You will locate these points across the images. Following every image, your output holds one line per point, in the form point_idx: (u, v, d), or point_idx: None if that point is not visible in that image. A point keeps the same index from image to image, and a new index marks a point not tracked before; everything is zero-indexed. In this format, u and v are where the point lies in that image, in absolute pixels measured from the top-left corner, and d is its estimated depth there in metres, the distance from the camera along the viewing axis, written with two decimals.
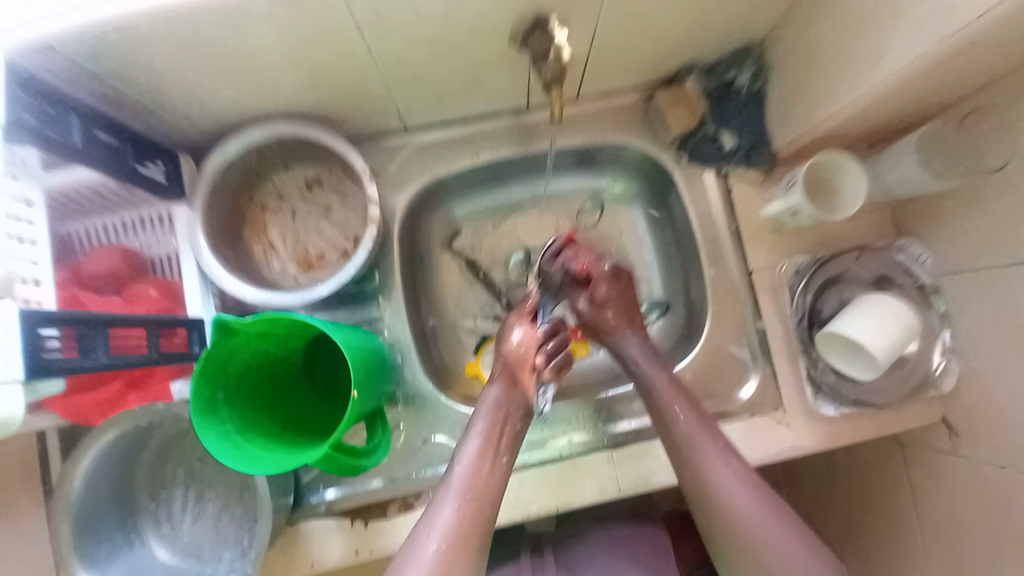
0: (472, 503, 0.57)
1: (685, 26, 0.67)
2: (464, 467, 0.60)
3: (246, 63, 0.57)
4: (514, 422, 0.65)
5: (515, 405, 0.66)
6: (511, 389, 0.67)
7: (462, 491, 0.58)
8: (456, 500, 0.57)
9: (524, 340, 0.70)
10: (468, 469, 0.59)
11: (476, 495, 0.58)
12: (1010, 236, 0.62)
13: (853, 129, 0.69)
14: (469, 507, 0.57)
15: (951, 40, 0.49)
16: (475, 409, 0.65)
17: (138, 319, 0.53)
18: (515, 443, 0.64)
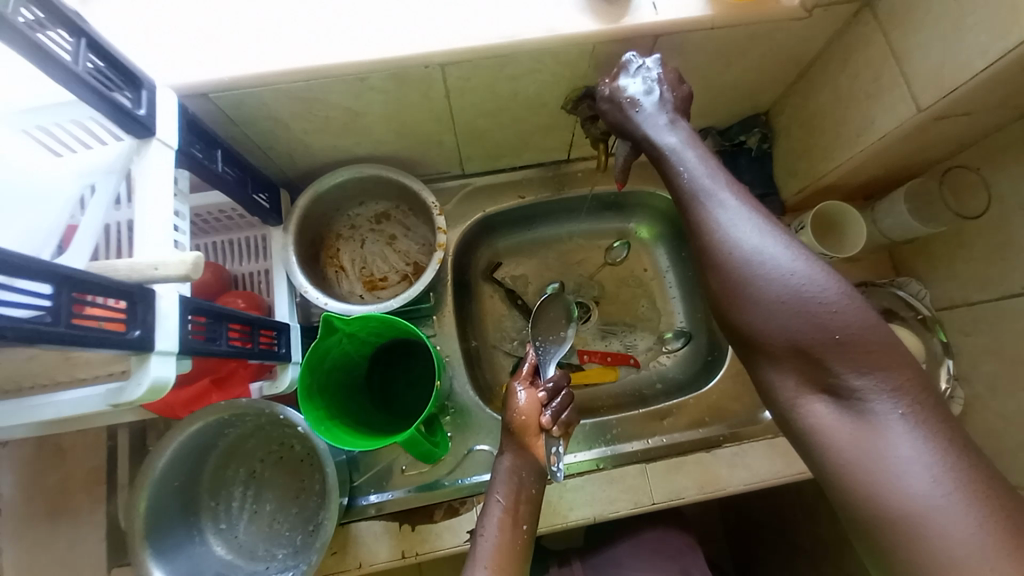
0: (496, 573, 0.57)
1: (705, 97, 0.81)
2: (487, 539, 0.60)
3: (350, 116, 0.70)
4: (528, 488, 0.66)
5: (529, 469, 0.67)
6: (522, 454, 0.68)
7: (486, 562, 0.58)
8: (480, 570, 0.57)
9: (530, 402, 0.71)
10: (492, 541, 0.60)
11: (501, 566, 0.58)
12: (996, 273, 0.71)
13: (851, 183, 0.81)
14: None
15: (926, 112, 0.61)
16: (492, 479, 0.67)
17: (247, 318, 0.61)
18: (534, 506, 0.65)
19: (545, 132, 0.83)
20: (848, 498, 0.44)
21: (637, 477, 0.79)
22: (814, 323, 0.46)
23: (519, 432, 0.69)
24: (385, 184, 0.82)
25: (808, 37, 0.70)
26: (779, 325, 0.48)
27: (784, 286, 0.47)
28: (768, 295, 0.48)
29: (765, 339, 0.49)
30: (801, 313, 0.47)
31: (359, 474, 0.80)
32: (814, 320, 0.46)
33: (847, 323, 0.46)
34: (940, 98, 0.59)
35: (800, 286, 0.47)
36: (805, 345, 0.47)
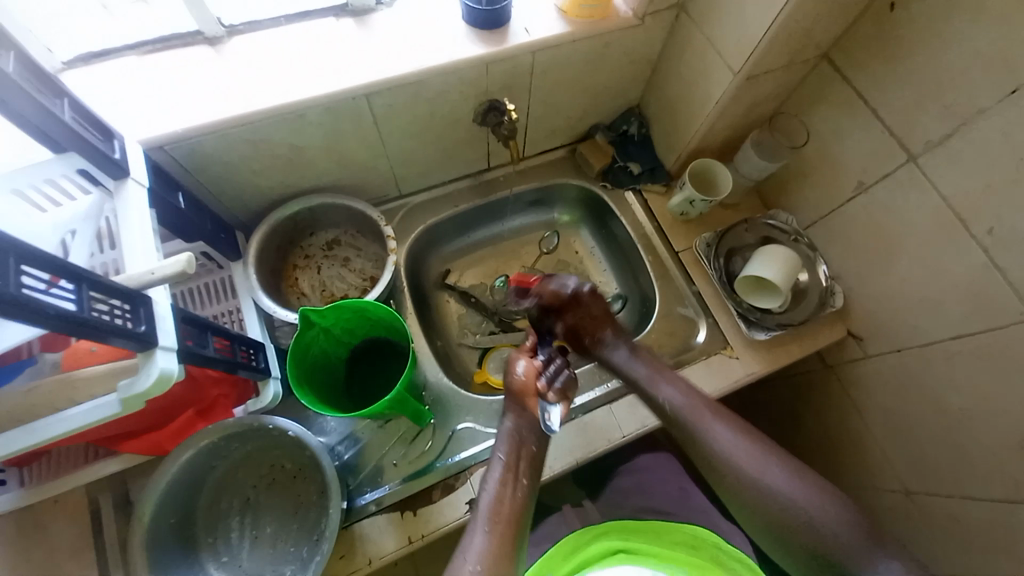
0: (499, 523, 0.67)
1: (586, 99, 1.00)
2: (492, 495, 0.71)
3: (293, 154, 0.80)
4: (527, 444, 0.78)
5: (527, 427, 0.79)
6: (523, 414, 0.81)
7: (489, 514, 0.68)
8: (486, 522, 0.67)
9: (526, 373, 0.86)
10: (493, 493, 0.71)
11: (499, 512, 0.69)
12: (834, 186, 0.92)
13: (713, 144, 1.01)
14: (499, 525, 0.67)
15: (741, 75, 0.82)
16: (497, 440, 0.79)
17: (229, 331, 0.68)
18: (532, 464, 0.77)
19: (464, 146, 0.97)
20: None
21: (605, 418, 0.89)
22: (806, 509, 0.63)
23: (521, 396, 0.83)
24: (332, 212, 0.92)
25: (649, 39, 0.91)
26: (756, 473, 0.67)
27: (768, 467, 0.67)
28: (716, 424, 0.73)
29: (735, 460, 0.69)
30: (788, 491, 0.64)
31: (354, 477, 0.84)
32: (767, 461, 0.67)
33: None
34: (746, 62, 0.79)
35: (757, 462, 0.67)
36: (785, 516, 0.64)
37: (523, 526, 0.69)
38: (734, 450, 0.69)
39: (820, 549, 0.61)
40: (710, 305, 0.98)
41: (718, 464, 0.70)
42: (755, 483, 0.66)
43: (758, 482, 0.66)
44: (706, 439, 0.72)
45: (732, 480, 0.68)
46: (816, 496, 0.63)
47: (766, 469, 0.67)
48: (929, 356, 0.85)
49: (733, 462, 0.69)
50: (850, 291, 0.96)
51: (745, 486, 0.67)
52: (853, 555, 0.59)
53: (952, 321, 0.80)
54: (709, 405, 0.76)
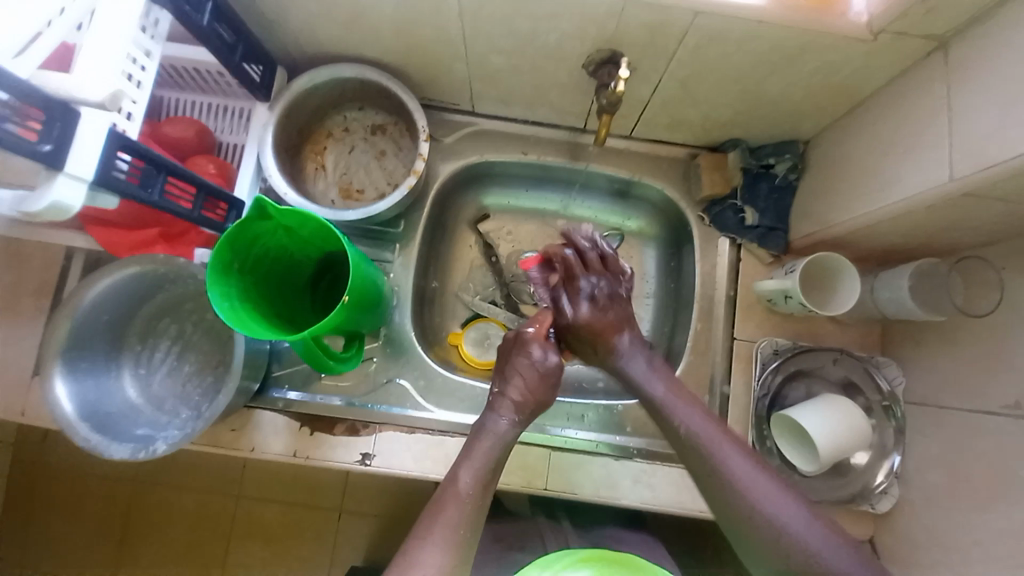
0: (461, 531, 0.56)
1: (739, 105, 0.74)
2: (462, 487, 0.59)
3: (360, 12, 0.67)
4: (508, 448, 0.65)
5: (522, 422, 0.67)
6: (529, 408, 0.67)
7: (444, 511, 0.56)
8: (446, 525, 0.55)
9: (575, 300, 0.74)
10: (459, 486, 0.59)
11: (460, 521, 0.56)
12: (979, 384, 0.65)
13: (863, 243, 0.74)
14: (461, 534, 0.55)
15: (957, 185, 0.54)
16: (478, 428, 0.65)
17: (193, 179, 0.62)
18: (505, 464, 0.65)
19: (563, 91, 0.78)
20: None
21: (539, 460, 0.78)
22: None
23: (514, 400, 0.66)
24: (386, 95, 0.80)
25: (865, 69, 0.63)
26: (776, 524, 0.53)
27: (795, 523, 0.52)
28: (737, 459, 0.58)
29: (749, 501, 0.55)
30: (816, 549, 0.50)
31: (279, 366, 0.81)
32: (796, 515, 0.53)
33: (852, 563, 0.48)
34: (976, 171, 0.52)
35: (786, 515, 0.54)
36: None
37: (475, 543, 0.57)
38: (759, 495, 0.55)
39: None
40: (731, 418, 0.79)
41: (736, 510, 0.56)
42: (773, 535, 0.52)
43: (777, 535, 0.52)
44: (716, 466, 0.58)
45: (732, 517, 0.56)
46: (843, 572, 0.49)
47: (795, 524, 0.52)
48: None
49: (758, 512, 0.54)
50: (904, 503, 0.73)
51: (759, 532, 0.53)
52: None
53: None
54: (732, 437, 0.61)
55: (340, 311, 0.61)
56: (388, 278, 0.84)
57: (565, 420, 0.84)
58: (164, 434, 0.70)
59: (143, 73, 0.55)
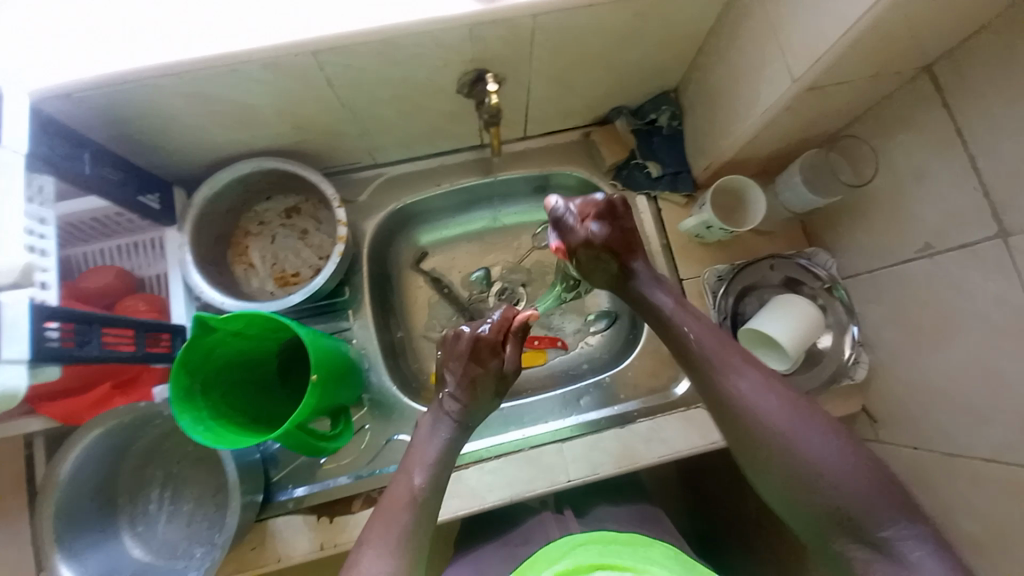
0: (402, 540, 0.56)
1: (606, 80, 0.81)
2: (415, 491, 0.60)
3: (238, 112, 0.69)
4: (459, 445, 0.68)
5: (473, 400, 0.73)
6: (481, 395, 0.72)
7: (392, 525, 0.57)
8: (389, 534, 0.56)
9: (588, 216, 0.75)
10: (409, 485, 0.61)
11: (404, 525, 0.57)
12: (891, 240, 0.73)
13: (753, 159, 0.82)
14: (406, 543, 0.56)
15: (802, 83, 0.61)
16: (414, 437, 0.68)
17: (127, 321, 0.62)
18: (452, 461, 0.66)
19: (450, 119, 0.82)
20: (842, 509, 0.50)
21: (554, 456, 0.80)
22: (835, 484, 0.51)
23: (462, 404, 0.70)
24: (288, 178, 0.82)
25: (697, 13, 0.70)
26: (784, 441, 0.54)
27: (804, 440, 0.53)
28: (747, 375, 0.59)
29: (766, 426, 0.55)
30: (812, 450, 0.53)
31: (277, 470, 0.80)
32: (798, 431, 0.54)
33: (852, 477, 0.50)
34: (812, 68, 0.59)
35: (793, 423, 0.55)
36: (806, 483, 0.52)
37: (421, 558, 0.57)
38: (765, 415, 0.56)
39: (834, 520, 0.50)
40: None
41: (751, 433, 0.56)
42: (779, 449, 0.54)
43: (779, 437, 0.54)
44: (726, 394, 0.59)
45: (748, 435, 0.57)
46: (844, 484, 0.50)
47: (800, 436, 0.53)
48: (949, 468, 0.70)
49: (772, 429, 0.55)
50: (876, 365, 0.79)
51: (763, 447, 0.55)
52: (875, 517, 0.48)
53: (988, 439, 0.64)
54: (741, 354, 0.61)
55: (314, 393, 0.62)
56: (353, 344, 0.86)
57: (564, 410, 0.87)
58: None
59: (44, 240, 0.56)
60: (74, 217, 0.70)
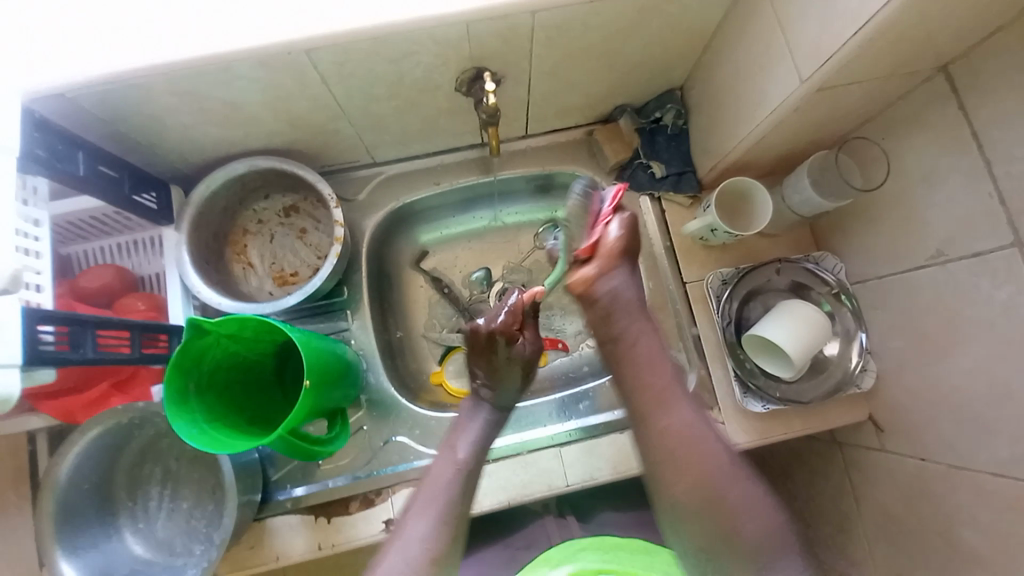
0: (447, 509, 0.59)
1: (608, 79, 0.79)
2: (458, 464, 0.63)
3: (233, 110, 0.69)
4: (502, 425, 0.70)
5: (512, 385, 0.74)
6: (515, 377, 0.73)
7: (437, 496, 0.59)
8: (433, 506, 0.58)
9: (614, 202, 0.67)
10: (451, 465, 0.63)
11: (450, 497, 0.60)
12: (901, 246, 0.71)
13: (759, 160, 0.80)
14: (450, 511, 0.59)
15: (811, 84, 0.59)
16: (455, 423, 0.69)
17: (123, 323, 0.61)
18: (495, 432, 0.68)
19: (449, 117, 0.81)
20: (761, 550, 0.53)
21: (551, 461, 0.80)
22: (759, 524, 0.54)
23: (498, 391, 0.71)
24: (286, 177, 0.82)
25: (703, 7, 0.68)
26: (717, 483, 0.55)
27: (739, 485, 0.55)
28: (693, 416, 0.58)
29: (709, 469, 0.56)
30: (739, 499, 0.54)
31: (275, 470, 0.80)
32: (735, 474, 0.56)
33: (766, 521, 0.54)
34: (821, 67, 0.57)
35: (722, 471, 0.56)
36: (732, 525, 0.54)
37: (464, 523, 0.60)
38: (702, 459, 0.56)
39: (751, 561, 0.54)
40: (708, 354, 0.84)
41: (679, 482, 0.56)
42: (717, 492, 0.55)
43: (712, 485, 0.55)
44: (670, 433, 0.57)
45: (676, 479, 0.56)
46: (761, 530, 0.54)
47: (734, 484, 0.55)
48: (955, 482, 0.68)
49: (707, 476, 0.55)
50: (882, 374, 0.77)
51: (696, 493, 0.55)
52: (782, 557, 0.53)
53: (996, 453, 0.62)
54: (685, 393, 0.60)
55: (308, 397, 0.61)
56: (351, 345, 0.85)
57: (561, 415, 0.86)
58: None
59: (38, 242, 0.56)
60: (72, 215, 0.70)
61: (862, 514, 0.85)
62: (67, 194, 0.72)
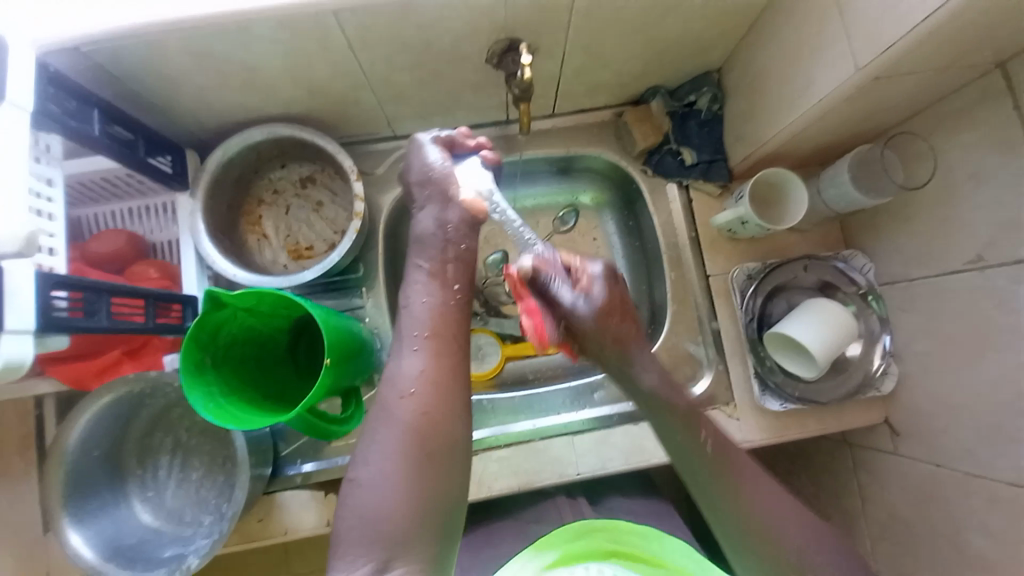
0: (431, 337, 0.56)
1: (645, 57, 0.76)
2: (406, 376, 0.54)
3: (252, 73, 0.65)
4: (454, 286, 0.60)
5: (455, 224, 0.62)
6: (448, 212, 0.63)
7: (413, 330, 0.57)
8: (411, 340, 0.56)
9: (574, 299, 0.62)
10: (422, 307, 0.58)
11: (435, 330, 0.57)
12: (938, 250, 0.69)
13: (797, 151, 0.76)
14: (432, 343, 0.56)
15: (864, 73, 0.56)
16: (400, 315, 0.59)
17: (139, 292, 0.60)
18: (464, 265, 0.62)
19: (475, 90, 0.78)
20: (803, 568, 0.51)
21: (563, 449, 0.79)
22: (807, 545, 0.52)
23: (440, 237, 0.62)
24: (303, 146, 0.79)
25: None
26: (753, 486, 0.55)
27: (760, 484, 0.56)
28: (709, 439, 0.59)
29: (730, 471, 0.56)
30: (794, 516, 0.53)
31: (285, 445, 0.79)
32: (756, 474, 0.56)
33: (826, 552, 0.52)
34: (878, 56, 0.54)
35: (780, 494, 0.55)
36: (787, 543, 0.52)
37: (464, 335, 0.59)
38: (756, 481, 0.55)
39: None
40: (726, 350, 0.82)
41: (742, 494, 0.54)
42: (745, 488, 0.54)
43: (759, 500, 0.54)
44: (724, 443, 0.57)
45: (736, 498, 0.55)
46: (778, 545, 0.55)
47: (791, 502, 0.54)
48: (969, 490, 0.67)
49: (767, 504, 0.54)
50: (905, 377, 0.76)
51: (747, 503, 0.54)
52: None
53: (1017, 466, 0.61)
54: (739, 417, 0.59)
55: (325, 375, 0.60)
56: (365, 323, 0.83)
57: (575, 404, 0.85)
58: (194, 545, 0.68)
59: (52, 203, 0.55)
60: (82, 176, 0.68)
61: (866, 516, 0.85)
62: (80, 154, 0.70)
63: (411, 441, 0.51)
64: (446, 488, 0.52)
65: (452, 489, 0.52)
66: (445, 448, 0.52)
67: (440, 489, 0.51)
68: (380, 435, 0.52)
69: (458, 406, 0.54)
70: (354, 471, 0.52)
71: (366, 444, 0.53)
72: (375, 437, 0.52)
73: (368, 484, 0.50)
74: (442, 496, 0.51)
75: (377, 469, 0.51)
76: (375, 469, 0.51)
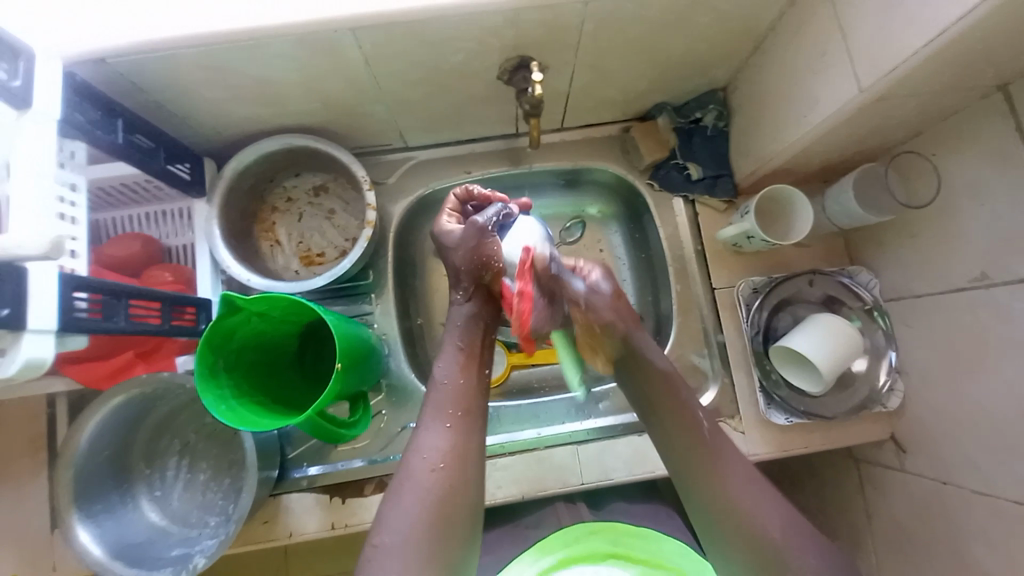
0: (463, 415, 0.60)
1: (652, 75, 0.77)
2: (435, 450, 0.57)
3: (268, 85, 0.67)
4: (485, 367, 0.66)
5: (488, 319, 0.69)
6: (484, 304, 0.69)
7: (445, 406, 0.60)
8: (443, 415, 0.60)
9: (589, 292, 0.68)
10: (457, 384, 0.62)
11: (466, 408, 0.61)
12: (943, 266, 0.69)
13: (802, 167, 0.77)
14: (463, 422, 0.59)
15: (867, 95, 0.58)
16: (432, 391, 0.62)
17: (154, 294, 0.61)
18: (490, 352, 0.68)
19: (484, 103, 0.79)
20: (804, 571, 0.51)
21: (567, 458, 0.79)
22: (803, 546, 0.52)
23: (469, 323, 0.67)
24: (317, 155, 0.81)
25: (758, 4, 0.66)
26: (752, 507, 0.54)
27: (760, 495, 0.56)
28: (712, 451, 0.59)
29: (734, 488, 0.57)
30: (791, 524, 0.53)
31: (292, 449, 0.80)
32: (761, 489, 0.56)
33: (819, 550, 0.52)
34: (881, 77, 0.55)
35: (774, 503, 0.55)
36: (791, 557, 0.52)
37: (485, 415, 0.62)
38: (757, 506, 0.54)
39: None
40: (730, 362, 0.82)
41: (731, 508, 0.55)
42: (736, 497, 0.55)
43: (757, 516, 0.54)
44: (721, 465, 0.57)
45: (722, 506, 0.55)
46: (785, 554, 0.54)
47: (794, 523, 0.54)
48: (975, 508, 0.67)
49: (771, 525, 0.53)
50: (911, 393, 0.76)
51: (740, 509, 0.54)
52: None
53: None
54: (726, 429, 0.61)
55: (336, 380, 0.61)
56: (374, 329, 0.85)
57: (576, 414, 0.87)
58: (199, 547, 0.69)
59: (75, 207, 0.56)
60: (103, 183, 0.70)
61: (871, 532, 0.84)
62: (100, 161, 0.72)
63: (433, 509, 0.53)
64: (455, 554, 0.52)
65: (459, 553, 0.53)
66: (462, 517, 0.54)
67: (453, 557, 0.52)
68: (404, 501, 0.53)
69: (477, 478, 0.57)
70: (376, 536, 0.52)
71: (389, 510, 0.54)
72: (399, 502, 0.54)
73: (391, 549, 0.51)
74: (454, 563, 0.52)
75: (401, 534, 0.51)
76: (399, 532, 0.51)
